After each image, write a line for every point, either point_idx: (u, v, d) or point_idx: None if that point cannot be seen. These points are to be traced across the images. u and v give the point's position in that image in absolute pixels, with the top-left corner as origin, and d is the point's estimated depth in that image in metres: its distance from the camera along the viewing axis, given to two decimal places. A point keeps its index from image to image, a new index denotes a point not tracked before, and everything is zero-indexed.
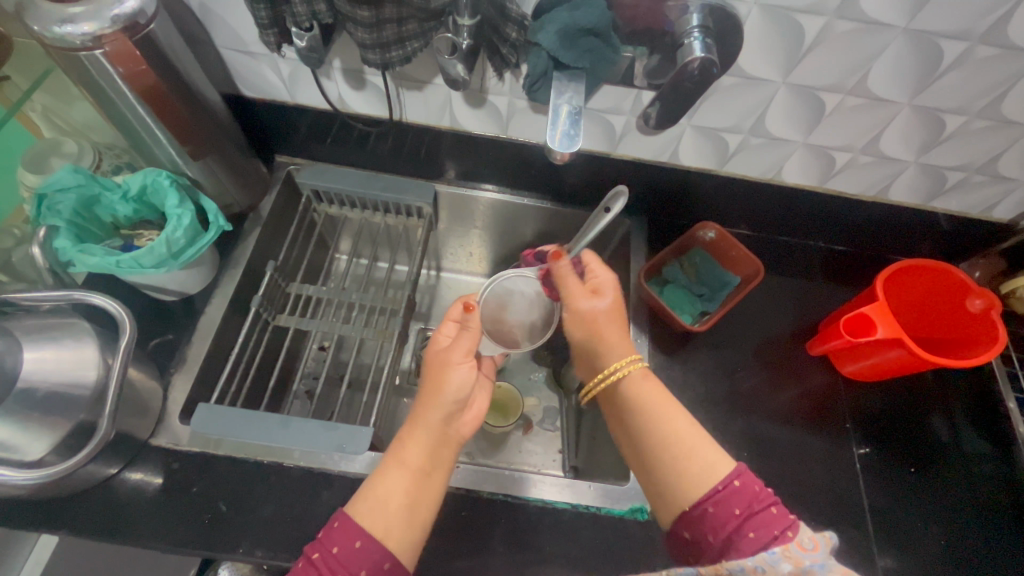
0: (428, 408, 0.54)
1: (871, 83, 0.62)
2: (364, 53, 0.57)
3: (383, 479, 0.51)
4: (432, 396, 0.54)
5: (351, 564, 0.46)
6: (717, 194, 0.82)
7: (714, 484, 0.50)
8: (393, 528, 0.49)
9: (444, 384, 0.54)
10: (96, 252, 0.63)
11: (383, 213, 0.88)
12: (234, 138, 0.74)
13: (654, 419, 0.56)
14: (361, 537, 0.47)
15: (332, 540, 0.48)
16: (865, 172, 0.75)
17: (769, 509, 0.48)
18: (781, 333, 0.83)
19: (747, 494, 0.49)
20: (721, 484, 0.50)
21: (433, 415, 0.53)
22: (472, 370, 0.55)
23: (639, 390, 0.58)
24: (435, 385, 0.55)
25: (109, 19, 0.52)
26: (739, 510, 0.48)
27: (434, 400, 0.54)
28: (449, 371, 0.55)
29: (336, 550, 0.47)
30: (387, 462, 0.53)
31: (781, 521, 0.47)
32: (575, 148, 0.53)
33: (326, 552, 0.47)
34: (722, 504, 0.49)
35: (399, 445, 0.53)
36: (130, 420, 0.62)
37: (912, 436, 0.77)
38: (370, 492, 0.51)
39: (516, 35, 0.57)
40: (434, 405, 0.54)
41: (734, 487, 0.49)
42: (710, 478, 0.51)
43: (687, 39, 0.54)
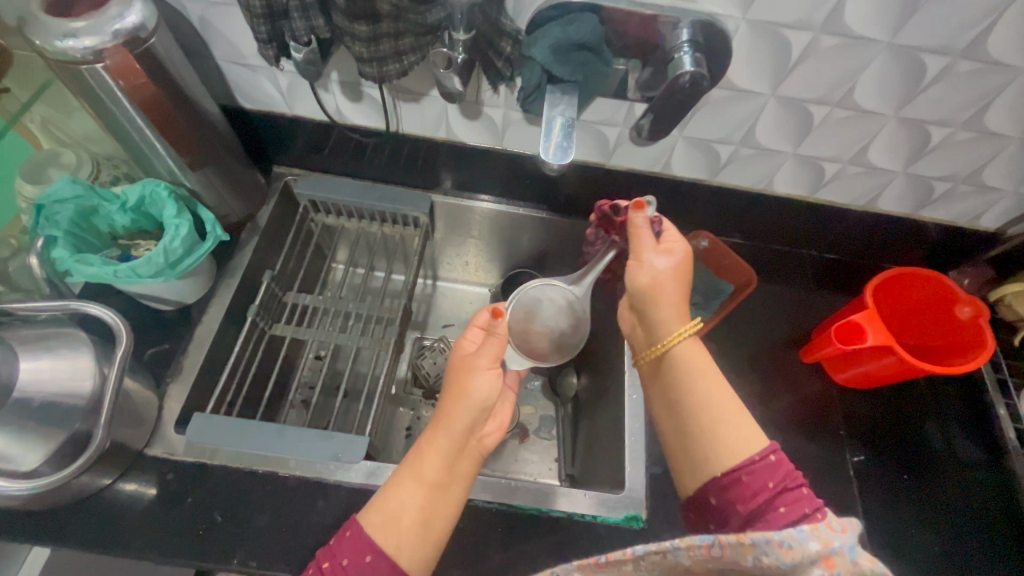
0: (449, 418, 0.53)
1: (857, 96, 0.63)
2: (361, 66, 0.58)
3: (397, 493, 0.51)
4: (456, 407, 0.53)
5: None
6: (711, 204, 0.83)
7: (751, 455, 0.51)
8: (404, 542, 0.50)
9: (469, 391, 0.53)
10: (93, 262, 0.63)
11: (380, 223, 0.89)
12: (233, 149, 0.75)
13: (698, 386, 0.55)
14: (370, 551, 0.49)
15: (343, 551, 0.49)
16: (854, 182, 0.76)
17: (801, 488, 0.49)
18: (775, 341, 0.84)
19: (781, 470, 0.50)
20: (757, 457, 0.51)
21: (456, 425, 0.52)
22: (498, 377, 0.54)
23: (693, 355, 0.57)
24: (457, 394, 0.53)
25: (110, 34, 0.53)
26: (772, 483, 0.49)
27: (458, 409, 0.53)
28: (474, 376, 0.53)
29: (346, 562, 0.49)
30: (400, 475, 0.53)
31: (813, 498, 0.48)
32: (568, 160, 0.55)
33: (336, 562, 0.49)
34: (756, 474, 0.50)
35: (416, 457, 0.53)
36: (125, 430, 0.62)
37: (906, 443, 0.77)
38: (383, 506, 0.51)
39: (510, 49, 0.58)
40: (458, 416, 0.52)
41: (770, 461, 0.50)
42: (744, 450, 0.52)
43: (677, 53, 0.55)
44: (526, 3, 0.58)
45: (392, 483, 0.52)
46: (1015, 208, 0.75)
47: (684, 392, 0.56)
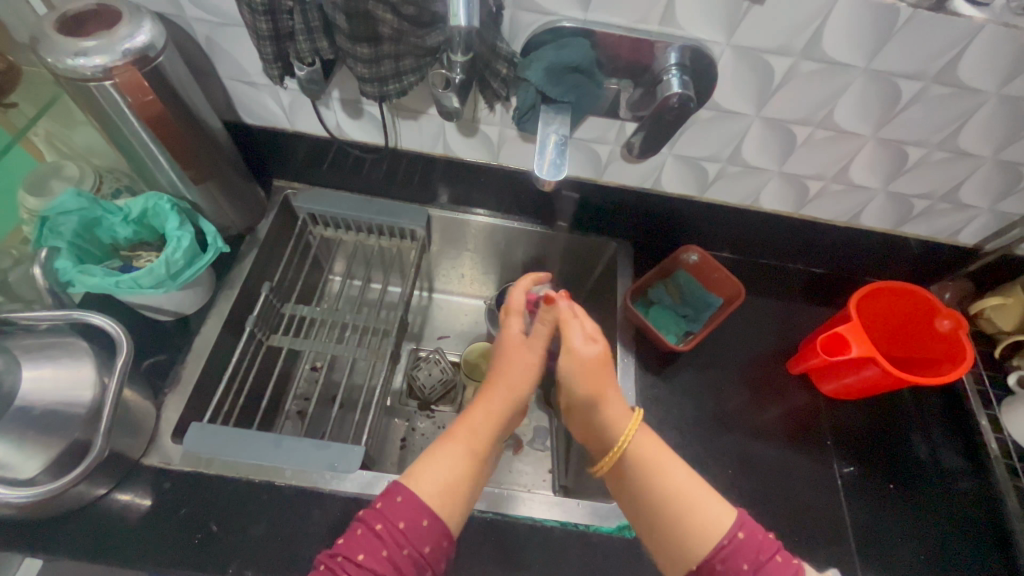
0: (495, 393, 0.60)
1: (837, 117, 0.66)
2: (363, 85, 0.60)
3: (449, 459, 0.54)
4: (503, 387, 0.60)
5: (417, 540, 0.49)
6: (700, 219, 0.86)
7: (720, 539, 0.50)
8: (454, 506, 0.53)
9: (514, 374, 0.61)
10: (95, 273, 0.64)
11: (377, 235, 0.91)
12: (234, 163, 0.76)
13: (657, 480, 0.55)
14: (428, 516, 0.50)
15: (396, 514, 0.49)
16: (837, 199, 0.79)
17: (775, 558, 0.49)
18: (764, 352, 0.86)
19: (751, 547, 0.49)
20: (725, 540, 0.50)
21: (500, 403, 0.59)
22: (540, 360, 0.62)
23: (647, 447, 0.58)
24: (504, 376, 0.61)
25: (120, 53, 0.55)
26: (747, 565, 0.48)
27: (504, 385, 0.60)
28: (521, 362, 0.61)
29: (403, 525, 0.49)
30: (449, 442, 0.56)
31: (789, 568, 0.48)
32: (561, 177, 0.57)
33: (392, 525, 0.49)
34: (728, 560, 0.49)
35: (469, 427, 0.57)
36: (122, 439, 0.63)
37: (891, 454, 0.79)
38: (435, 472, 0.53)
39: (506, 70, 0.60)
40: (501, 391, 0.60)
41: (739, 540, 0.50)
42: (712, 532, 0.51)
43: (666, 76, 0.59)
44: (521, 27, 0.61)
45: (442, 451, 0.55)
46: (991, 225, 0.78)
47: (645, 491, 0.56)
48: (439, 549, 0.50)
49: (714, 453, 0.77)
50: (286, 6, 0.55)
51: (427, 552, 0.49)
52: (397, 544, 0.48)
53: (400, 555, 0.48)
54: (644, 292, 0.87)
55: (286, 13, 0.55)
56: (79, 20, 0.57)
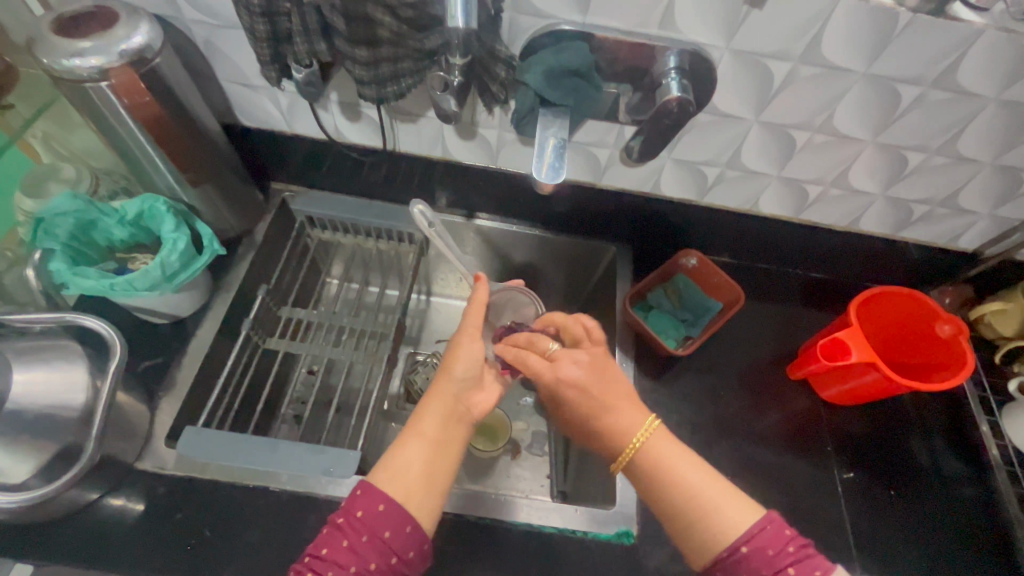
0: (437, 382, 0.57)
1: (836, 122, 0.66)
2: (361, 88, 0.60)
3: (399, 450, 0.53)
4: (443, 373, 0.57)
5: (376, 526, 0.48)
6: (699, 223, 0.86)
7: (723, 550, 0.50)
8: (414, 492, 0.51)
9: (453, 365, 0.57)
10: (91, 275, 0.64)
11: (375, 239, 0.91)
12: (232, 165, 0.76)
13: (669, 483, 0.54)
14: (383, 500, 0.49)
15: (355, 505, 0.49)
16: (836, 204, 0.79)
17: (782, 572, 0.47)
18: (764, 357, 0.86)
19: (756, 561, 0.48)
20: (727, 552, 0.49)
21: (444, 391, 0.56)
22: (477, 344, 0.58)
23: (659, 450, 0.55)
24: (446, 363, 0.58)
25: (116, 54, 0.55)
26: None
27: (444, 376, 0.57)
28: (460, 349, 0.58)
29: (360, 513, 0.49)
30: (402, 433, 0.55)
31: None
32: (560, 180, 0.56)
33: (352, 516, 0.49)
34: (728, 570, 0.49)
35: (418, 416, 0.55)
36: (116, 443, 0.62)
37: (892, 459, 0.78)
38: (386, 463, 0.53)
39: (505, 74, 0.60)
40: (443, 380, 0.57)
41: (741, 554, 0.49)
42: (718, 541, 0.50)
43: (665, 79, 0.58)
44: (521, 30, 0.61)
45: (394, 443, 0.54)
46: (990, 230, 0.78)
47: (656, 491, 0.55)
48: (402, 534, 0.49)
49: (713, 459, 0.76)
50: (285, 7, 0.54)
51: (389, 536, 0.48)
52: (355, 532, 0.48)
53: (362, 543, 0.48)
54: (643, 296, 0.86)
55: (285, 15, 0.55)
56: (75, 20, 0.57)
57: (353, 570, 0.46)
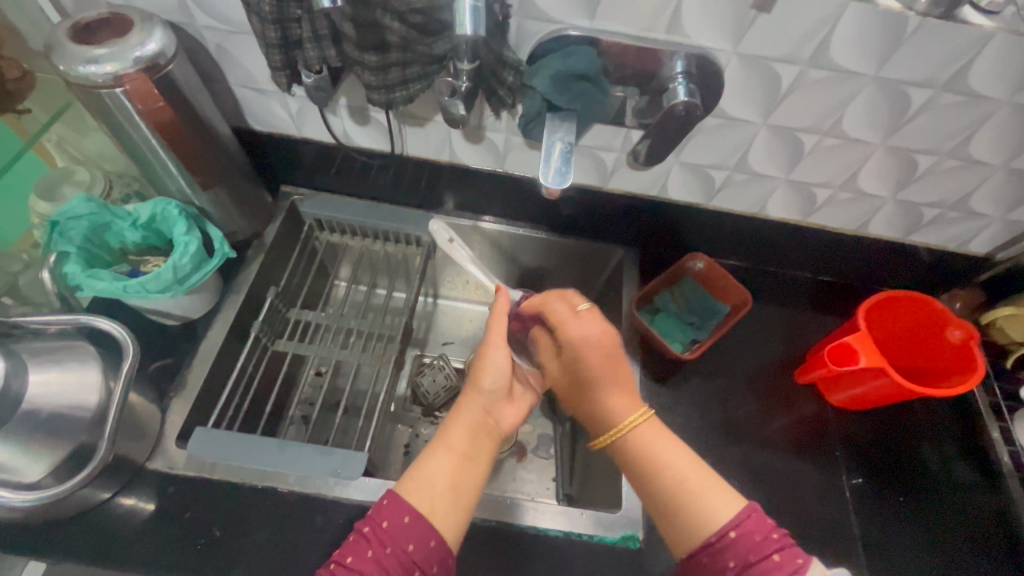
0: (466, 396, 0.59)
1: (845, 125, 0.65)
2: (369, 93, 0.60)
3: (426, 461, 0.54)
4: (471, 386, 0.60)
5: (400, 538, 0.49)
6: (706, 226, 0.85)
7: (711, 535, 0.50)
8: (438, 505, 0.51)
9: (480, 378, 0.59)
10: (104, 277, 0.64)
11: (383, 241, 0.91)
12: (242, 169, 0.77)
13: (656, 468, 0.55)
14: (409, 512, 0.50)
15: (381, 515, 0.50)
16: (844, 207, 0.78)
17: (770, 557, 0.47)
18: (772, 361, 0.85)
19: (743, 547, 0.48)
20: (714, 538, 0.50)
21: (472, 405, 0.59)
22: (502, 356, 0.60)
23: (651, 436, 0.58)
24: (474, 377, 0.60)
25: (131, 60, 0.56)
26: (733, 563, 0.48)
27: (473, 391, 0.59)
28: (486, 360, 0.60)
29: (386, 524, 0.49)
30: (429, 446, 0.56)
31: (786, 569, 0.46)
32: (566, 184, 0.57)
33: (377, 526, 0.50)
34: (716, 555, 0.49)
35: (444, 429, 0.57)
36: (127, 443, 0.63)
37: (902, 465, 0.78)
38: (412, 474, 0.53)
39: (512, 78, 0.60)
40: (472, 394, 0.59)
41: (729, 539, 0.49)
42: (705, 527, 0.51)
43: (672, 84, 0.59)
44: (528, 35, 0.61)
45: (421, 455, 0.55)
46: (1002, 234, 0.77)
47: (645, 478, 0.56)
48: (425, 548, 0.49)
49: (721, 463, 0.76)
50: (295, 14, 0.55)
51: (412, 549, 0.49)
52: (381, 543, 0.49)
53: (385, 554, 0.48)
54: (650, 300, 0.86)
55: (295, 21, 0.56)
56: (91, 28, 0.58)
57: None
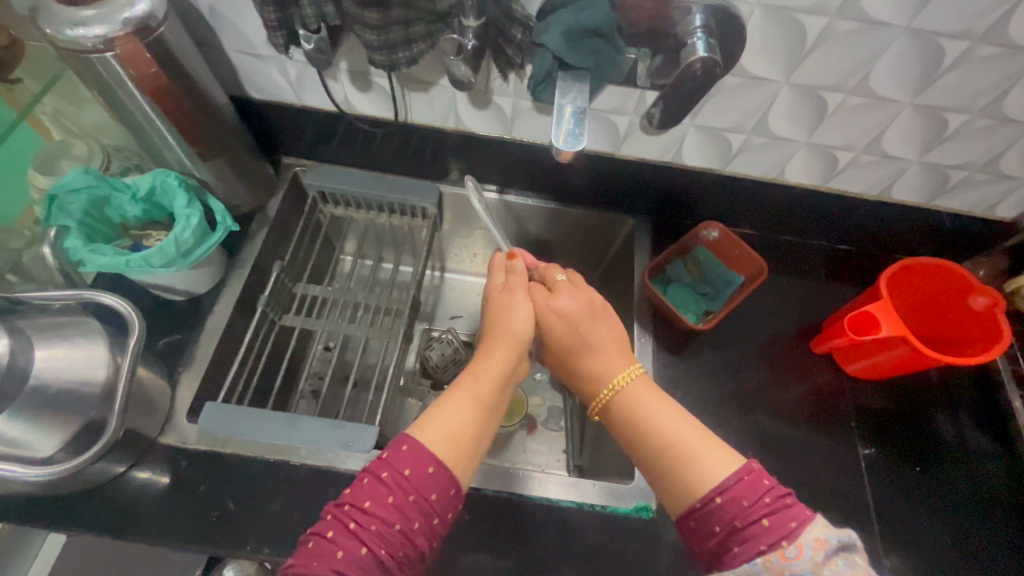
0: (500, 345, 0.62)
1: (872, 82, 0.62)
2: (371, 54, 0.57)
3: (454, 411, 0.56)
4: (506, 340, 0.62)
5: (423, 488, 0.50)
6: (720, 193, 0.82)
7: (698, 500, 0.51)
8: (459, 455, 0.54)
9: (514, 327, 0.63)
10: (106, 252, 0.62)
11: (388, 214, 0.90)
12: (242, 139, 0.75)
13: (648, 432, 0.56)
14: (433, 463, 0.51)
15: (402, 462, 0.51)
16: (867, 170, 0.75)
17: (759, 522, 0.47)
18: (786, 331, 0.84)
19: (728, 512, 0.49)
20: (699, 503, 0.51)
21: (506, 353, 0.61)
22: (524, 316, 0.63)
23: (639, 397, 0.59)
24: (503, 326, 0.63)
25: (120, 22, 0.53)
26: (719, 527, 0.49)
27: (506, 340, 0.62)
28: (517, 312, 0.63)
29: (409, 473, 0.50)
30: (454, 396, 0.57)
31: (774, 532, 0.46)
32: (580, 147, 0.54)
33: (398, 473, 0.50)
34: (706, 521, 0.50)
35: (474, 379, 0.59)
36: (138, 418, 0.63)
37: (917, 435, 0.77)
38: (439, 425, 0.55)
39: (522, 36, 0.57)
40: (507, 343, 0.62)
41: (715, 505, 0.50)
42: (695, 490, 0.52)
43: (691, 39, 0.54)
44: None
45: (447, 406, 0.56)
46: None
47: (641, 445, 0.57)
48: (446, 497, 0.51)
49: (733, 433, 0.75)
50: None
51: (434, 498, 0.51)
52: (403, 491, 0.49)
53: (407, 502, 0.49)
54: (663, 269, 0.84)
55: None
56: None
57: (398, 527, 0.48)
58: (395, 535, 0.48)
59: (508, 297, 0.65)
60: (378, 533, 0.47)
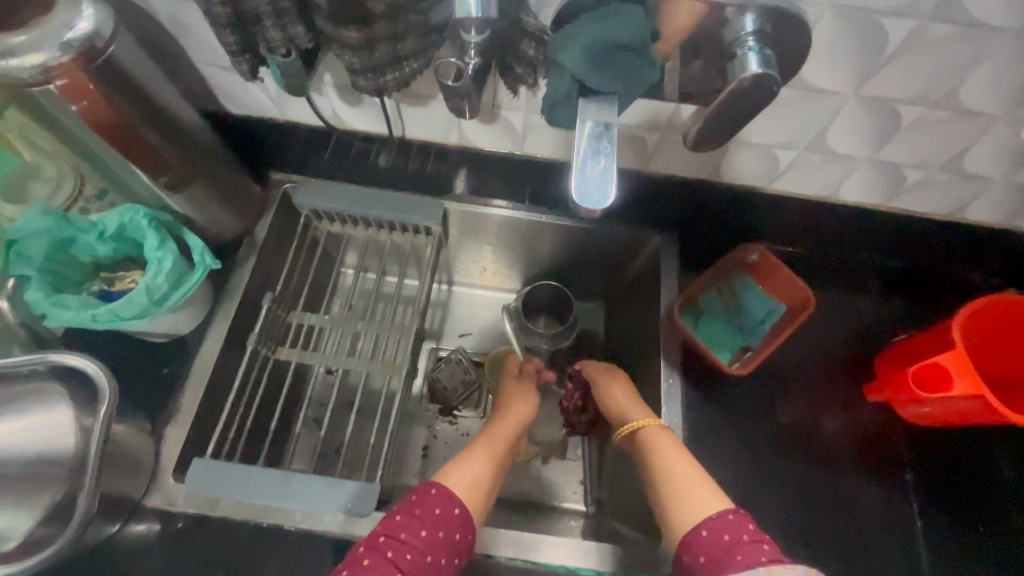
0: (506, 419, 0.71)
1: (961, 95, 0.51)
2: (354, 79, 0.48)
3: (472, 462, 0.62)
4: (513, 417, 0.71)
5: (449, 525, 0.54)
6: (764, 213, 0.72)
7: (709, 513, 0.52)
8: (478, 503, 0.59)
9: (520, 410, 0.73)
10: (70, 305, 0.56)
11: (389, 231, 0.81)
12: (222, 160, 0.67)
13: (662, 462, 0.59)
14: (459, 505, 0.56)
15: (434, 501, 0.55)
16: (938, 190, 0.64)
17: (761, 544, 0.49)
18: (830, 364, 0.75)
19: (737, 525, 0.50)
20: (713, 515, 0.52)
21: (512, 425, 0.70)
22: (529, 409, 0.74)
23: (657, 440, 0.61)
24: (506, 406, 0.74)
25: (60, 46, 0.46)
26: (727, 536, 0.50)
27: (513, 419, 0.71)
28: (520, 398, 0.75)
29: (439, 511, 0.55)
30: (473, 450, 0.64)
31: (773, 553, 0.48)
32: (605, 203, 0.43)
33: (430, 511, 0.54)
34: (714, 530, 0.51)
35: (488, 440, 0.67)
36: (119, 483, 0.58)
37: (975, 479, 0.69)
38: (461, 474, 0.61)
39: (534, 52, 0.47)
40: (512, 420, 0.71)
41: (728, 518, 0.51)
42: (703, 509, 0.53)
43: (739, 49, 0.44)
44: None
45: (467, 458, 0.63)
46: None
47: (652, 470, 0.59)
48: (460, 540, 0.55)
49: (772, 481, 0.68)
50: None
51: (458, 537, 0.55)
52: (435, 526, 0.54)
53: (437, 537, 0.53)
54: (694, 301, 0.74)
55: None
56: None
57: (427, 558, 0.52)
58: (424, 565, 0.51)
59: (512, 391, 0.76)
60: (412, 561, 0.51)
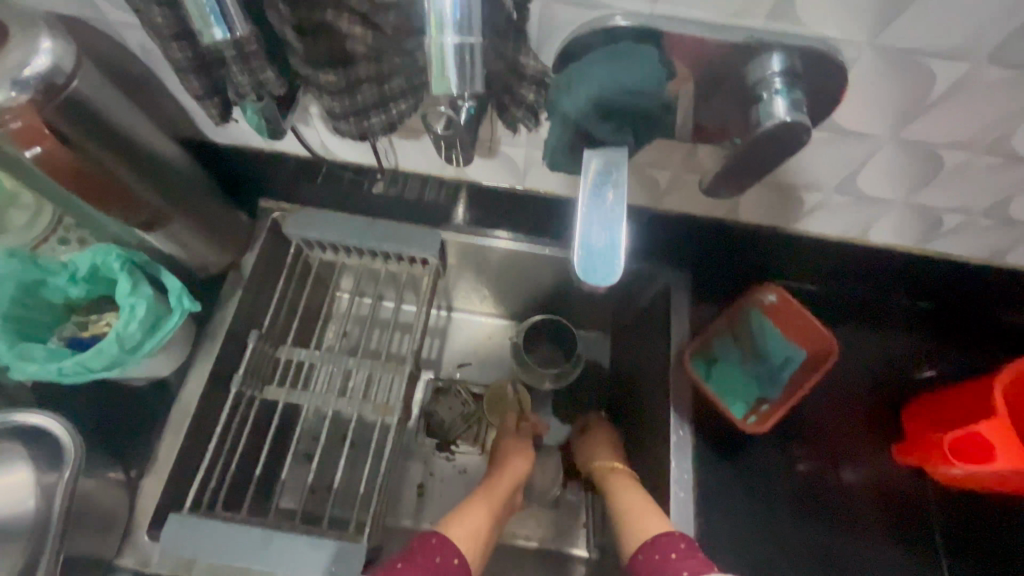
0: (505, 473, 0.70)
1: (1015, 141, 0.46)
2: (335, 124, 0.43)
3: (471, 512, 0.63)
4: (511, 470, 0.71)
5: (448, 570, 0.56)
6: (786, 251, 0.66)
7: (650, 535, 0.56)
8: (476, 552, 0.60)
9: (516, 467, 0.72)
10: (35, 357, 0.53)
11: (384, 260, 0.74)
12: (204, 193, 0.63)
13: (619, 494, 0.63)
14: (458, 555, 0.57)
15: (434, 551, 0.56)
16: (979, 235, 0.59)
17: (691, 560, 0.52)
18: (853, 415, 0.69)
19: (671, 544, 0.54)
20: (654, 537, 0.55)
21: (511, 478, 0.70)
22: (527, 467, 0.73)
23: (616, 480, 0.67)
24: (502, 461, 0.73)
25: (14, 83, 0.43)
26: (662, 555, 0.53)
27: (508, 474, 0.70)
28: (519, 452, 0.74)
29: (439, 560, 0.56)
30: (472, 501, 0.65)
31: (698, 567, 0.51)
32: (611, 276, 0.38)
33: (428, 559, 0.55)
34: (647, 550, 0.55)
35: (487, 490, 0.67)
36: (88, 543, 0.54)
37: (1011, 546, 0.65)
38: (463, 524, 0.61)
39: (534, 97, 0.43)
40: (510, 474, 0.70)
41: (661, 538, 0.55)
42: (648, 532, 0.57)
43: (765, 91, 0.39)
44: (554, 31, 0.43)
45: (468, 509, 0.63)
46: None
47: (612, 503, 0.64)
48: None
49: (790, 544, 0.63)
50: None
51: None
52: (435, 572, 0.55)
53: None
54: (708, 347, 0.68)
55: None
56: None
57: None
58: None
59: (511, 447, 0.75)
60: None
